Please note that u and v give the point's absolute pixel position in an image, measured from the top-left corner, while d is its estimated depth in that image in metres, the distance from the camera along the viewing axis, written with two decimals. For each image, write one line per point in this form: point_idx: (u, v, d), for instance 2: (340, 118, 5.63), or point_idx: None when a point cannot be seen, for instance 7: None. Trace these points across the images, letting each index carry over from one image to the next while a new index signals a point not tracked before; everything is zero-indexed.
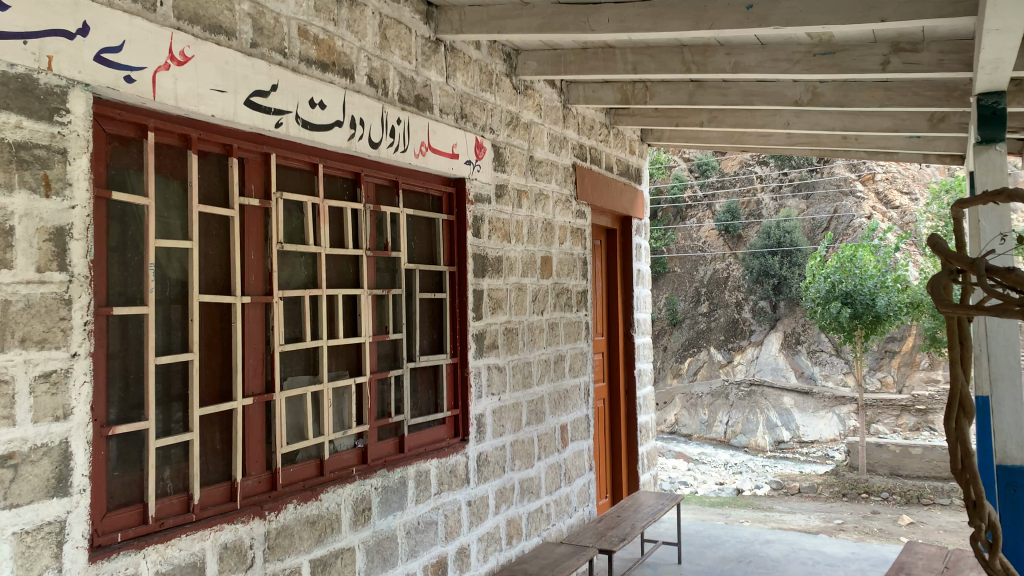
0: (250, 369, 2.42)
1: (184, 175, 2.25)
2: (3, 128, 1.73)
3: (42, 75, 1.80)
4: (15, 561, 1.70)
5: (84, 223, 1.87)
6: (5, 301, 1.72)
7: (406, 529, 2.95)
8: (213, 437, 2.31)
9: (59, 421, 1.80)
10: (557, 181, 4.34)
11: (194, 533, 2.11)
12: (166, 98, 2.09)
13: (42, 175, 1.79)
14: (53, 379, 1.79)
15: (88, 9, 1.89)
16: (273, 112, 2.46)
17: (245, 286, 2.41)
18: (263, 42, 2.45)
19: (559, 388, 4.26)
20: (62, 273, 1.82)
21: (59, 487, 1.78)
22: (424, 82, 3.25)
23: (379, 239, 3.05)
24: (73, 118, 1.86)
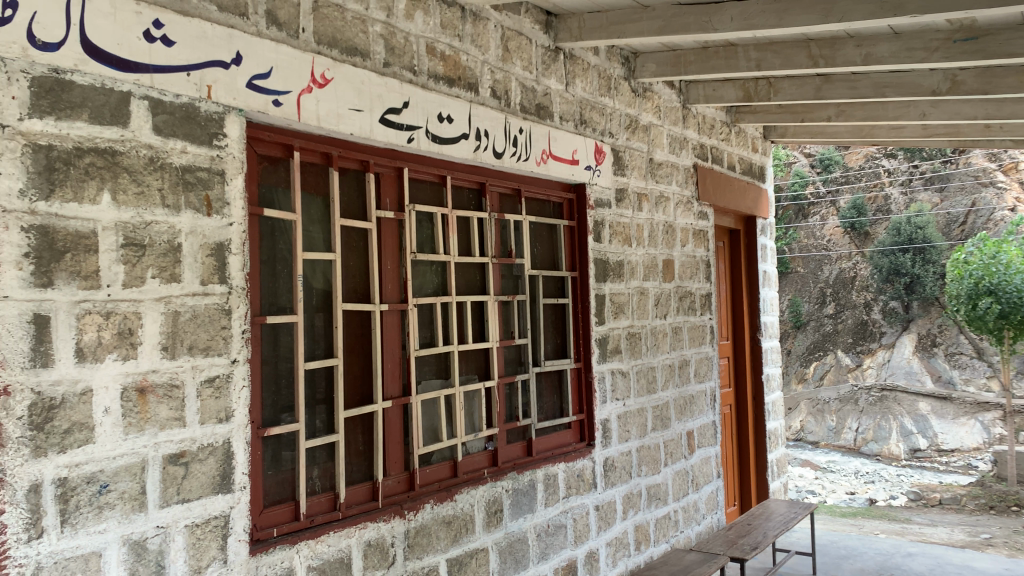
0: (388, 373, 2.53)
1: (326, 191, 2.39)
2: (171, 153, 1.89)
3: (203, 103, 1.96)
4: (188, 551, 1.84)
5: (240, 238, 2.02)
6: (176, 311, 1.87)
7: (536, 531, 2.99)
8: (356, 439, 2.43)
9: (223, 423, 1.94)
10: (678, 182, 4.30)
11: (341, 530, 2.23)
12: (310, 119, 2.23)
13: (204, 196, 1.94)
14: (216, 383, 1.93)
15: (241, 40, 2.05)
16: (405, 128, 2.56)
17: (382, 295, 2.53)
18: (395, 61, 2.56)
19: (685, 393, 4.20)
20: (223, 285, 1.97)
21: (223, 484, 1.93)
22: (544, 90, 3.30)
23: (503, 246, 3.12)
24: (229, 142, 2.01)
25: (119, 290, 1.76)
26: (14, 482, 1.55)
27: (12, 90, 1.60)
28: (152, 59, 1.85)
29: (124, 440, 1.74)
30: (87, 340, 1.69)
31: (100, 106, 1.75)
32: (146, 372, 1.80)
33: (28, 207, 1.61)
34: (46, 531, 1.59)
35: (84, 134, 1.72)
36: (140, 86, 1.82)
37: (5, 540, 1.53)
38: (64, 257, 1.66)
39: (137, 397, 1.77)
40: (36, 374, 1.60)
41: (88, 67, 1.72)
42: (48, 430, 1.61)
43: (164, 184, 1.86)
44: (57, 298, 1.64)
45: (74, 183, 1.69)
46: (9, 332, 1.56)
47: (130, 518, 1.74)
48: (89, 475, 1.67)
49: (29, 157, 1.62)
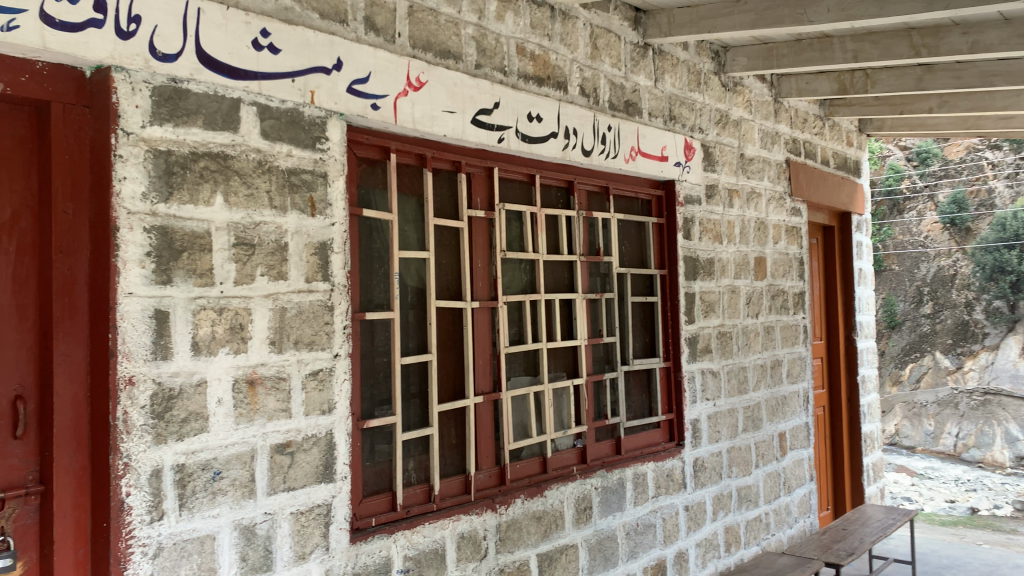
0: (479, 369, 2.57)
1: (420, 191, 2.46)
2: (278, 156, 1.97)
3: (307, 108, 2.04)
4: (293, 537, 1.92)
5: (341, 238, 2.10)
6: (283, 308, 1.95)
7: (626, 530, 2.99)
8: (449, 433, 2.48)
9: (325, 414, 2.02)
10: (770, 178, 4.21)
11: (435, 521, 2.29)
12: (406, 122, 2.29)
13: (308, 197, 2.03)
14: (319, 376, 2.02)
15: (342, 46, 2.12)
16: (496, 128, 2.59)
17: (473, 292, 2.57)
18: (486, 62, 2.60)
19: (778, 395, 4.12)
20: (325, 282, 2.05)
21: (326, 473, 2.01)
22: (633, 87, 3.29)
23: (591, 244, 3.12)
24: (331, 145, 2.09)
25: (230, 287, 1.85)
26: (137, 467, 1.65)
27: (135, 100, 1.70)
28: (260, 67, 1.94)
29: (236, 430, 1.83)
30: (202, 334, 1.79)
31: (213, 113, 1.84)
32: (255, 365, 1.89)
33: (150, 209, 1.72)
34: (166, 514, 1.70)
35: (199, 139, 1.82)
36: (249, 93, 1.92)
37: (130, 520, 1.63)
38: (182, 256, 1.76)
39: (247, 389, 1.86)
40: (157, 365, 1.70)
41: (202, 76, 1.82)
42: (168, 419, 1.71)
43: (271, 186, 1.95)
44: (175, 295, 1.74)
45: (190, 187, 1.79)
46: (134, 326, 1.66)
47: (241, 504, 1.83)
48: (204, 462, 1.77)
49: (150, 162, 1.72)
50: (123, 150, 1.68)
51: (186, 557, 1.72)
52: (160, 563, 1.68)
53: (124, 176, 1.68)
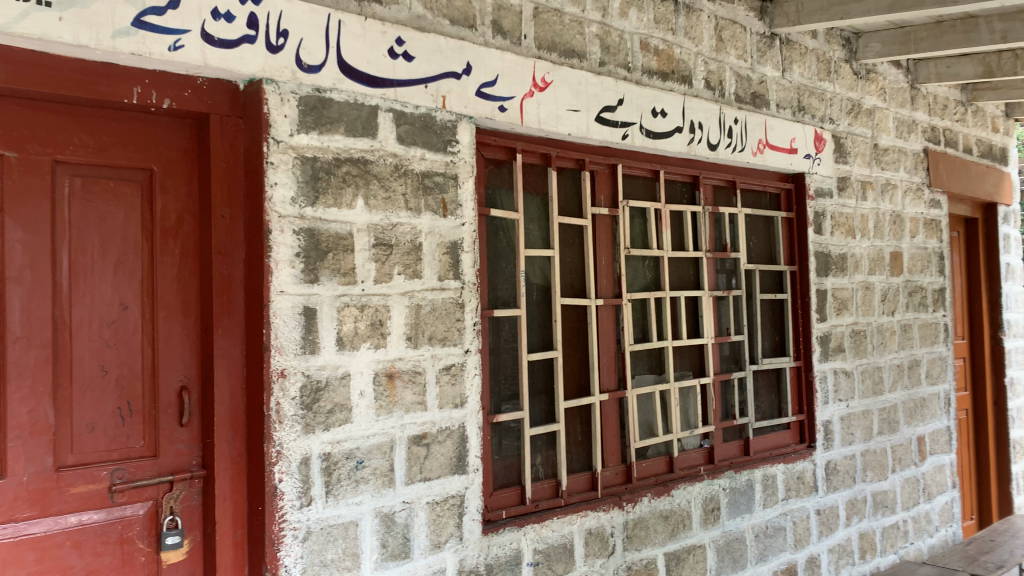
0: (605, 367, 2.57)
1: (545, 190, 2.49)
2: (412, 160, 2.05)
3: (439, 112, 2.11)
4: (430, 526, 2.00)
5: (471, 237, 2.15)
6: (418, 305, 2.03)
7: (755, 532, 2.93)
8: (575, 429, 2.51)
9: (458, 408, 2.08)
10: (906, 168, 4.00)
11: (563, 516, 2.32)
12: (532, 122, 2.32)
13: (440, 199, 2.09)
14: (452, 371, 2.08)
15: (471, 50, 2.18)
16: (620, 125, 2.59)
17: (598, 290, 2.58)
18: (610, 59, 2.61)
19: (916, 396, 3.91)
20: (456, 280, 2.11)
21: (459, 465, 2.07)
22: (760, 78, 3.20)
23: (717, 240, 3.06)
24: (461, 148, 2.15)
25: (370, 286, 1.94)
26: (289, 454, 1.76)
27: (284, 110, 1.82)
28: (395, 74, 2.02)
29: (376, 421, 1.92)
30: (346, 330, 1.88)
31: (353, 120, 1.94)
32: (393, 360, 1.97)
33: (298, 212, 1.82)
34: (314, 500, 1.80)
35: (342, 146, 1.91)
36: (386, 100, 2.00)
37: (283, 505, 1.74)
38: (326, 257, 1.86)
39: (386, 382, 1.95)
40: (306, 359, 1.80)
41: (344, 85, 1.92)
42: (316, 410, 1.81)
43: (407, 189, 2.03)
44: (322, 293, 1.84)
45: (334, 191, 1.89)
46: (285, 322, 1.78)
47: (381, 493, 1.92)
48: (348, 452, 1.86)
49: (298, 168, 1.83)
50: (274, 157, 1.79)
51: (332, 542, 1.82)
52: (309, 546, 1.78)
53: (276, 182, 1.79)
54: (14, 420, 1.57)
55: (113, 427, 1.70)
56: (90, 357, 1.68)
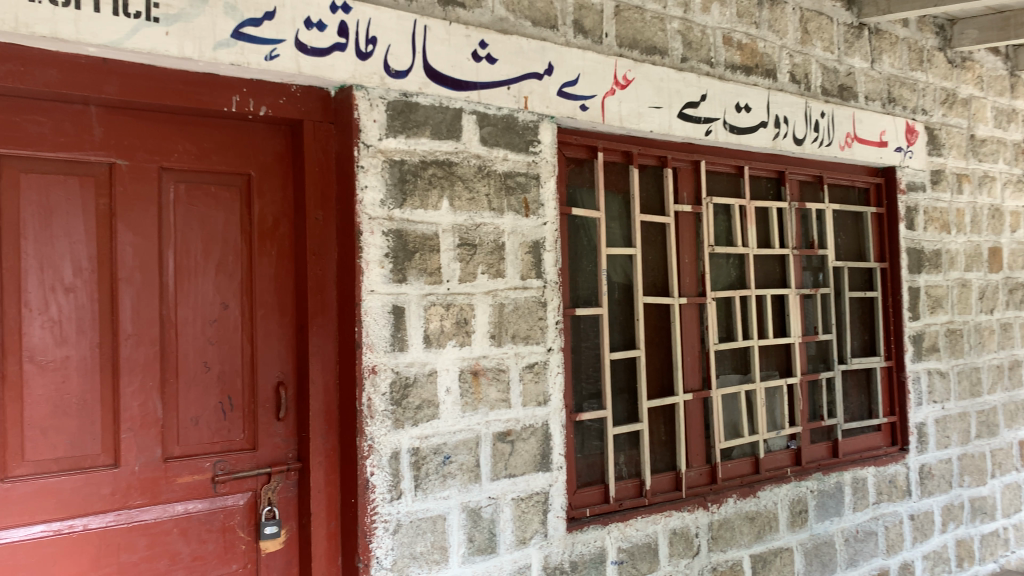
0: (688, 366, 2.55)
1: (626, 188, 2.49)
2: (495, 161, 2.08)
3: (521, 113, 2.13)
4: (515, 522, 2.02)
5: (553, 236, 2.17)
6: (501, 304, 2.05)
7: (844, 536, 2.85)
8: (658, 429, 2.49)
9: (541, 406, 2.10)
10: (1006, 160, 3.82)
11: (648, 515, 2.31)
12: (613, 120, 2.32)
13: (523, 199, 2.12)
14: (535, 369, 2.10)
15: (553, 50, 2.19)
16: (703, 121, 2.56)
17: (681, 288, 2.56)
18: (692, 55, 2.58)
19: (1017, 398, 3.74)
20: (539, 279, 2.13)
21: (543, 462, 2.09)
22: (847, 70, 3.11)
23: (804, 237, 3.00)
24: (543, 148, 2.17)
25: (456, 285, 1.98)
26: (380, 449, 1.81)
27: (373, 115, 1.87)
28: (479, 77, 2.05)
29: (462, 417, 1.95)
30: (432, 328, 1.92)
31: (439, 123, 1.98)
32: (478, 358, 2.00)
33: (387, 214, 1.87)
34: (404, 493, 1.85)
35: (428, 148, 1.95)
36: (470, 103, 2.03)
37: (374, 498, 1.80)
38: (414, 257, 1.91)
39: (471, 379, 1.98)
40: (395, 356, 1.85)
41: (430, 89, 1.96)
42: (405, 405, 1.86)
43: (490, 189, 2.06)
44: (409, 292, 1.89)
45: (421, 193, 1.93)
46: (375, 320, 1.83)
47: (468, 488, 1.95)
48: (436, 447, 1.90)
49: (387, 171, 1.88)
50: (364, 161, 1.85)
51: (421, 534, 1.87)
52: (399, 539, 1.83)
53: (366, 185, 1.84)
54: (127, 412, 1.67)
55: (216, 420, 1.79)
56: (194, 354, 1.78)
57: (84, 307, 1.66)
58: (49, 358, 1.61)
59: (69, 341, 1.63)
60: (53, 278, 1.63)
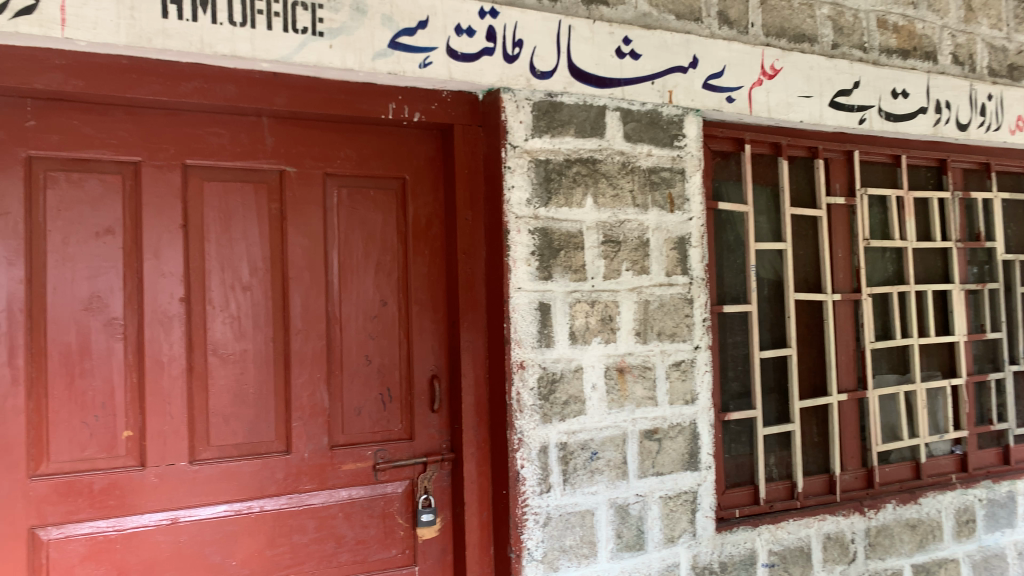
0: (842, 365, 2.45)
1: (775, 181, 2.43)
2: (640, 156, 2.07)
3: (665, 108, 2.11)
4: (663, 520, 2.01)
5: (700, 232, 2.13)
6: (647, 301, 2.03)
7: (1017, 549, 2.66)
8: (810, 430, 2.41)
9: (689, 404, 2.07)
10: None
11: (800, 518, 2.24)
12: (761, 111, 2.25)
13: (668, 194, 2.10)
14: (682, 367, 2.07)
15: (697, 43, 2.16)
16: (857, 109, 2.44)
17: (834, 284, 2.46)
18: (844, 41, 2.47)
19: None
20: (685, 276, 2.09)
21: (691, 461, 2.07)
22: (1018, 48, 2.88)
23: (969, 228, 2.81)
24: (688, 142, 2.14)
25: (601, 282, 1.97)
26: (529, 442, 1.85)
27: (519, 116, 1.91)
28: (623, 73, 2.05)
29: (609, 414, 1.96)
30: (578, 324, 1.94)
31: (583, 121, 1.99)
32: (624, 355, 1.99)
33: (532, 212, 1.90)
34: (553, 487, 1.88)
35: (572, 146, 1.97)
36: (613, 99, 2.04)
37: (524, 490, 1.84)
38: (559, 254, 1.93)
39: (617, 376, 1.98)
40: (542, 352, 1.88)
41: (574, 88, 1.98)
42: (552, 400, 1.89)
43: (634, 185, 2.05)
44: (555, 289, 1.91)
45: (566, 191, 1.95)
46: (523, 317, 1.87)
47: (615, 484, 1.96)
48: (583, 442, 1.92)
49: (532, 170, 1.91)
50: (511, 161, 1.89)
51: (570, 528, 1.89)
52: (549, 531, 1.87)
53: (512, 185, 1.88)
54: (298, 402, 1.80)
55: (376, 411, 1.90)
56: (356, 349, 1.89)
57: (259, 303, 1.80)
58: (230, 351, 1.76)
59: (247, 335, 1.78)
60: (232, 277, 1.77)
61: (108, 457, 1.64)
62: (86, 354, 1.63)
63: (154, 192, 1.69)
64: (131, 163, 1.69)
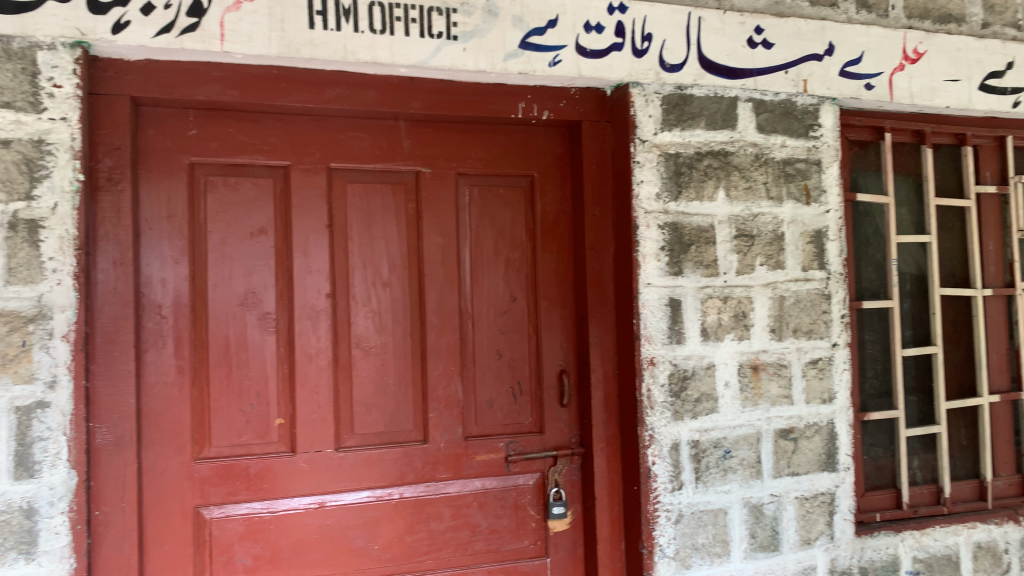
0: (994, 365, 2.30)
1: (918, 170, 2.31)
2: (774, 148, 2.01)
3: (800, 97, 2.05)
4: (799, 522, 1.96)
5: (837, 225, 2.05)
6: (782, 296, 1.98)
7: None
8: (958, 432, 2.29)
9: (826, 403, 2.01)
10: None
11: (947, 525, 2.13)
12: (903, 98, 2.15)
13: (803, 186, 2.03)
14: (819, 365, 2.01)
15: (834, 29, 2.09)
16: (1011, 91, 2.28)
17: (985, 279, 2.32)
18: (995, 19, 2.31)
19: None
20: (822, 270, 2.03)
21: (828, 462, 2.00)
22: None
23: None
24: (824, 131, 2.07)
25: (733, 277, 1.94)
26: (660, 439, 1.85)
27: (649, 110, 1.90)
28: (756, 63, 2.00)
29: (742, 412, 1.92)
30: (710, 321, 1.91)
31: (714, 113, 1.96)
32: (757, 352, 1.95)
33: (662, 207, 1.89)
34: (685, 484, 1.87)
35: (703, 139, 1.94)
36: (745, 90, 1.99)
37: (656, 487, 1.84)
38: (690, 249, 1.90)
39: (751, 373, 1.94)
40: (673, 349, 1.87)
41: (704, 80, 1.95)
42: (684, 397, 1.87)
43: (768, 177, 2.00)
44: (686, 285, 1.89)
45: (697, 185, 1.93)
46: (653, 313, 1.86)
47: (749, 483, 1.92)
48: (716, 441, 1.90)
49: (662, 165, 1.90)
50: (640, 156, 1.88)
51: (703, 526, 1.88)
52: (681, 529, 1.86)
53: (642, 180, 1.88)
54: (434, 393, 1.87)
55: (508, 404, 1.94)
56: (488, 344, 1.93)
57: (397, 299, 1.87)
58: (371, 344, 1.84)
59: (387, 329, 1.86)
60: (373, 274, 1.85)
61: (263, 442, 1.76)
62: (243, 346, 1.75)
63: (301, 195, 1.79)
64: (281, 167, 1.80)
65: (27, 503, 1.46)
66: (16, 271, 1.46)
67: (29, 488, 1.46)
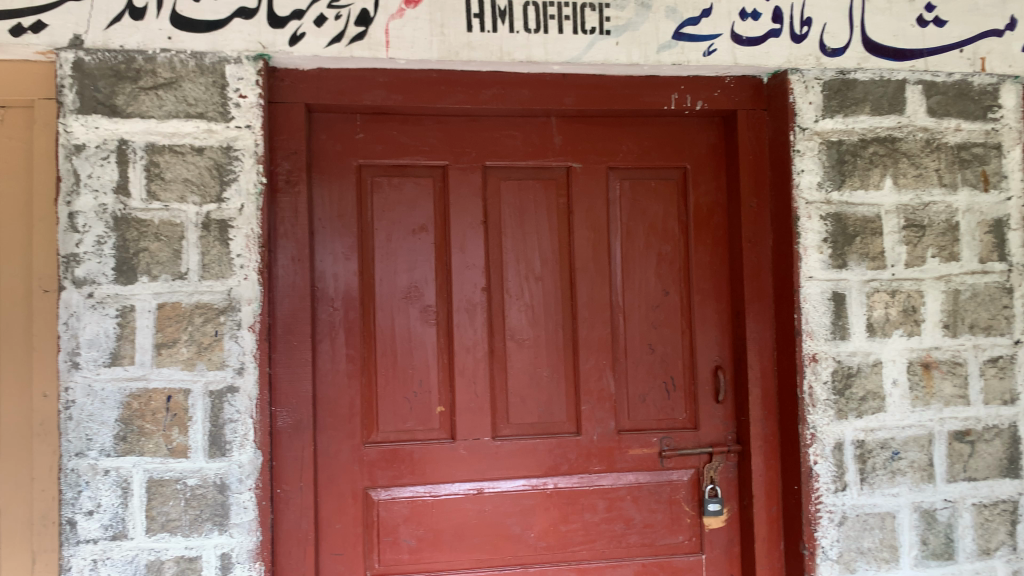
0: None
1: None
2: (947, 132, 1.89)
3: (977, 77, 1.91)
4: (977, 530, 1.84)
5: (1021, 213, 1.91)
6: (956, 290, 1.86)
7: None
8: None
9: (1008, 405, 1.87)
10: None
11: None
12: None
13: (981, 171, 1.90)
14: (1000, 363, 1.87)
15: (1016, 2, 1.94)
16: None
17: None
18: None
19: None
20: (1003, 262, 1.89)
21: (1011, 468, 1.86)
22: None
23: None
24: (1005, 113, 1.92)
25: (902, 270, 1.84)
26: (823, 438, 1.79)
27: (809, 97, 1.83)
28: (927, 43, 1.89)
29: (912, 412, 1.83)
30: (877, 315, 1.82)
31: (880, 98, 1.86)
32: (929, 349, 1.84)
33: (824, 197, 1.82)
34: (849, 486, 1.80)
35: (868, 126, 1.85)
36: (915, 72, 1.88)
37: (818, 487, 1.78)
38: (855, 241, 1.82)
39: (922, 371, 1.84)
40: (836, 345, 1.80)
41: (869, 64, 1.86)
42: (848, 395, 1.80)
43: (940, 163, 1.88)
44: (850, 278, 1.82)
45: (861, 173, 1.84)
46: (814, 307, 1.80)
47: (920, 487, 1.82)
48: (883, 441, 1.81)
49: (824, 153, 1.83)
50: (800, 145, 1.82)
51: (869, 530, 1.80)
52: (845, 531, 1.79)
53: (803, 169, 1.82)
54: (586, 386, 1.89)
55: (661, 398, 1.93)
56: (641, 337, 1.93)
57: (550, 292, 1.91)
58: (525, 336, 1.89)
59: (541, 322, 1.90)
60: (526, 268, 1.89)
61: (425, 429, 1.84)
62: (406, 338, 1.84)
63: (460, 193, 1.86)
64: (440, 167, 1.87)
65: (220, 479, 1.60)
66: (209, 267, 1.60)
67: (221, 465, 1.60)
